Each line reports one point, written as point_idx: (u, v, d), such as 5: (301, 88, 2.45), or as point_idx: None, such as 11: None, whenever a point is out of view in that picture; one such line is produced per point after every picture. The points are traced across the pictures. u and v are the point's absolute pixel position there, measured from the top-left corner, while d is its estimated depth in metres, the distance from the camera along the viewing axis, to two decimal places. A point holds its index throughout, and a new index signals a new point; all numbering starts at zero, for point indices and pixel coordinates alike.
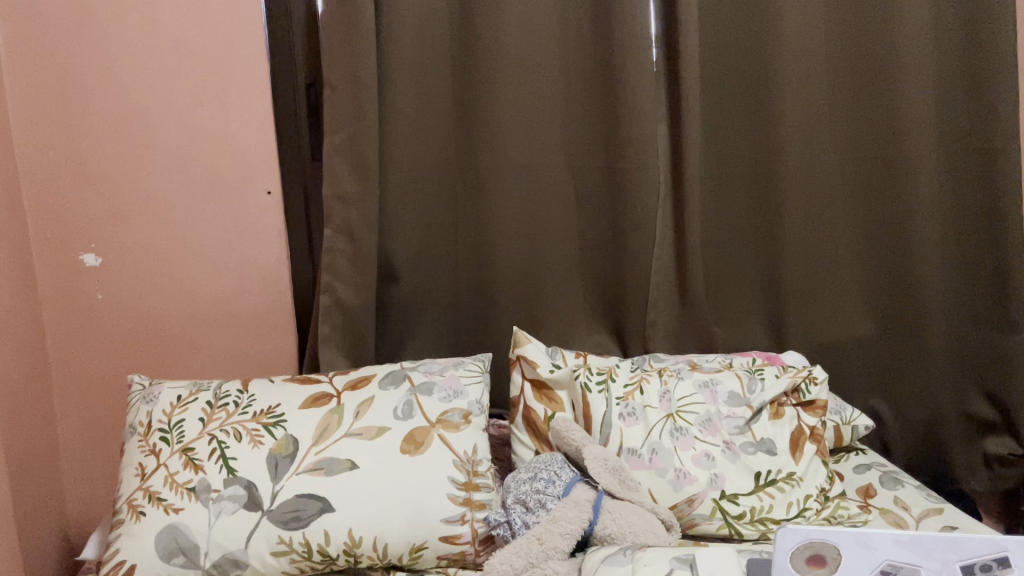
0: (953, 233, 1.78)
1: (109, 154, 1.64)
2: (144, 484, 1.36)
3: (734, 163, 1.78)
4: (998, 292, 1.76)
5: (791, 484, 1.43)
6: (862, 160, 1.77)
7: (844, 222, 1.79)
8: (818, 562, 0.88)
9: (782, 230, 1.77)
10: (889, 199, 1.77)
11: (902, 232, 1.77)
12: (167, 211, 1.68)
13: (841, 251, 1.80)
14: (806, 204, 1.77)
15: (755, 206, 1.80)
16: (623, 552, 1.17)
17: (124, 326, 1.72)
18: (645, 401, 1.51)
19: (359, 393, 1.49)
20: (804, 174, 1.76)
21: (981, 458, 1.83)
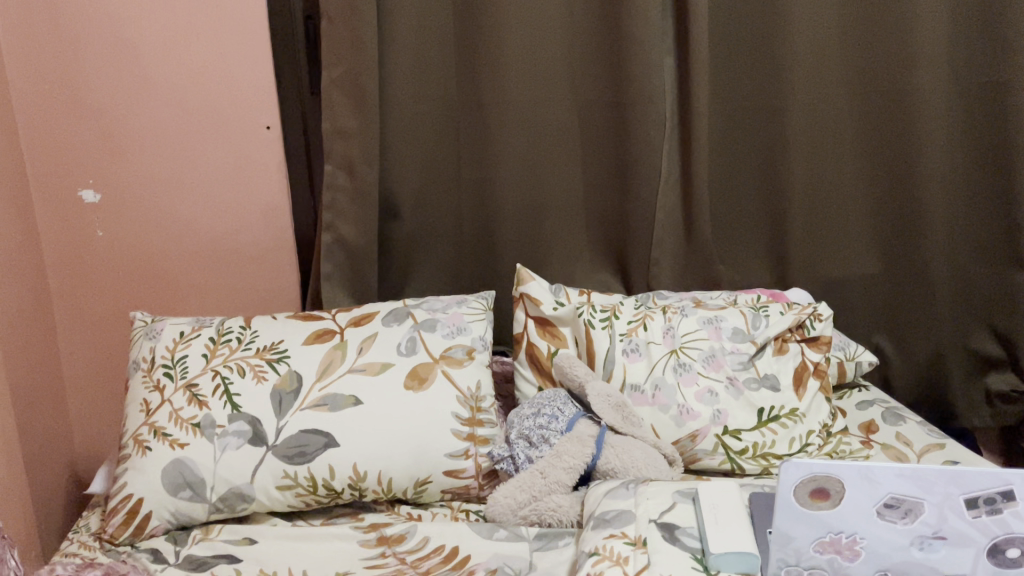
0: (962, 168, 1.74)
1: (105, 88, 1.61)
2: (149, 419, 1.36)
3: (741, 99, 1.75)
4: (1005, 228, 1.74)
5: (794, 419, 1.43)
6: (873, 93, 1.72)
7: (851, 158, 1.76)
8: (822, 495, 0.88)
9: (788, 167, 1.75)
10: (897, 134, 1.73)
11: (911, 167, 1.73)
12: (165, 146, 1.65)
13: (847, 187, 1.77)
14: (812, 140, 1.74)
15: (762, 142, 1.77)
16: (625, 486, 1.17)
17: (125, 263, 1.71)
18: (649, 337, 1.50)
19: (362, 329, 1.49)
20: (810, 108, 1.73)
21: (982, 394, 1.82)
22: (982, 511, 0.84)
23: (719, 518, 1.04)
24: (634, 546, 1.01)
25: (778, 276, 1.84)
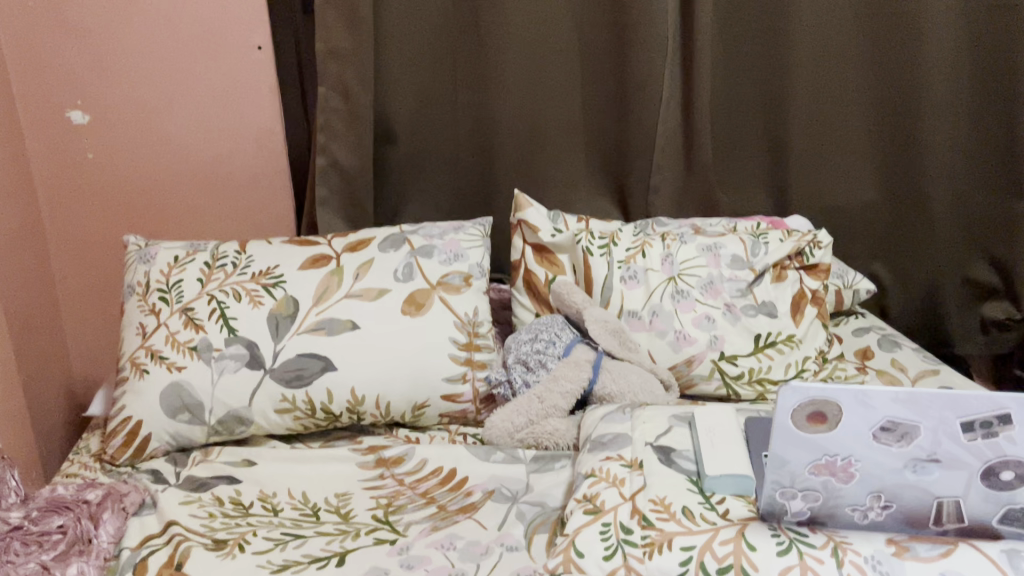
0: (969, 94, 1.69)
1: (89, 5, 1.55)
2: (146, 342, 1.36)
3: (746, 21, 1.69)
4: (1007, 155, 1.71)
5: (790, 345, 1.44)
6: (879, 13, 1.66)
7: (858, 81, 1.71)
8: (819, 419, 0.85)
9: (791, 91, 1.72)
10: (903, 57, 1.68)
11: (916, 92, 1.69)
12: (154, 66, 1.61)
13: (851, 112, 1.73)
14: (816, 62, 1.70)
15: (766, 65, 1.72)
16: (622, 410, 1.18)
17: (118, 185, 1.68)
18: (647, 264, 1.48)
19: (359, 255, 1.47)
20: (815, 30, 1.67)
21: (978, 322, 1.82)
22: (978, 435, 0.82)
23: (714, 441, 1.05)
24: (631, 468, 1.02)
25: (778, 204, 1.82)
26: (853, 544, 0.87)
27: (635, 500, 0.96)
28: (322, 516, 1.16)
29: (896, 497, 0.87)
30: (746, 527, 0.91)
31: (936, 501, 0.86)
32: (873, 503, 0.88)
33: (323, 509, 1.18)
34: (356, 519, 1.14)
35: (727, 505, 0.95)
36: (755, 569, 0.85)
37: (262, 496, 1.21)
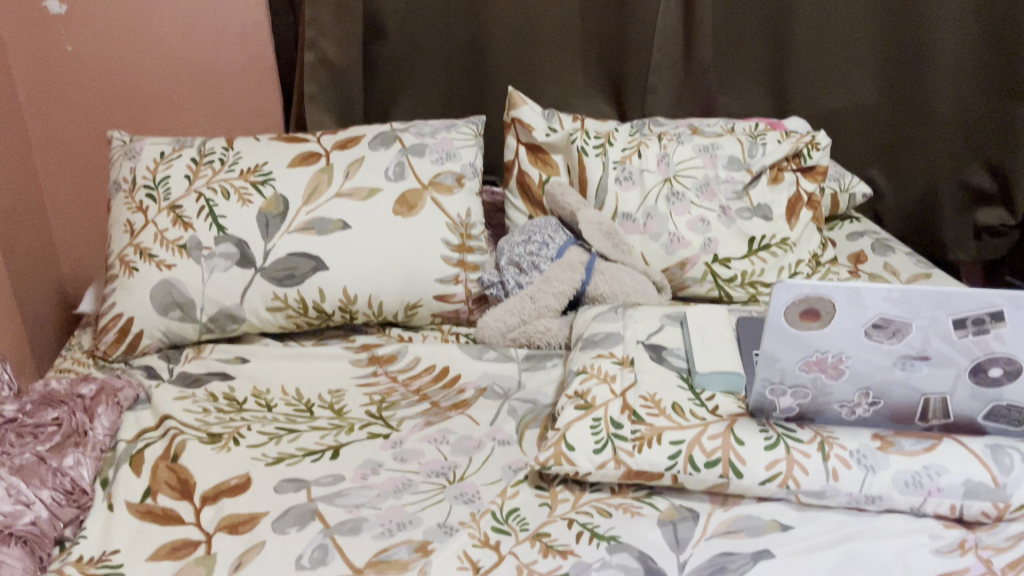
0: None
1: None
2: (134, 240, 1.34)
3: None
4: (1014, 57, 1.66)
5: (784, 249, 1.43)
6: None
7: None
8: (811, 316, 0.84)
9: None
10: None
11: None
12: None
13: (855, 10, 1.68)
14: None
15: None
16: (614, 310, 1.18)
17: (100, 80, 1.63)
18: (643, 166, 1.46)
19: (349, 153, 1.43)
20: None
21: (970, 229, 1.82)
22: (969, 332, 0.82)
23: (706, 340, 1.05)
24: (622, 366, 1.03)
25: (776, 105, 1.79)
26: (839, 439, 0.88)
27: (625, 397, 0.97)
28: (316, 411, 1.17)
29: (884, 394, 0.88)
30: (734, 422, 0.92)
31: (923, 398, 0.87)
32: (861, 400, 0.89)
33: (316, 405, 1.18)
34: (350, 415, 1.15)
35: (717, 402, 0.96)
36: (742, 463, 0.87)
37: (255, 392, 1.22)
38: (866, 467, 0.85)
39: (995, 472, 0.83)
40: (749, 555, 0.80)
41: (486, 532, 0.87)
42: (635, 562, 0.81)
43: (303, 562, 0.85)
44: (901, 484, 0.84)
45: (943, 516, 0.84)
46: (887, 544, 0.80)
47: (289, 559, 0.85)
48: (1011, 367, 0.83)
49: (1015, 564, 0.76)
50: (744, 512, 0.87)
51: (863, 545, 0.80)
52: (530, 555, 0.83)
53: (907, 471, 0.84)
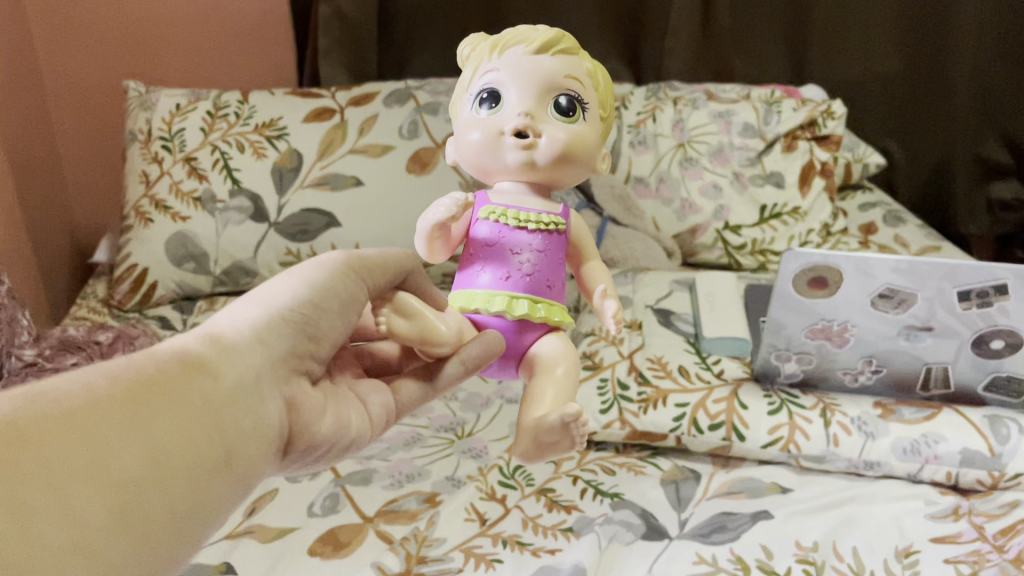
0: None
1: None
2: (149, 191, 1.34)
3: None
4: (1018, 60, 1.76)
5: (795, 217, 1.39)
6: None
7: None
8: (819, 284, 0.86)
9: None
10: None
11: None
12: None
13: None
14: None
15: None
16: (624, 275, 1.23)
17: (117, 0, 1.59)
18: (657, 130, 1.43)
19: (363, 110, 1.41)
20: None
21: (983, 202, 1.89)
22: (973, 304, 0.83)
23: (714, 303, 1.09)
24: (631, 329, 1.06)
25: (794, 71, 1.81)
26: (841, 406, 0.90)
27: (632, 359, 1.00)
28: None
29: (886, 363, 0.90)
30: (739, 387, 0.94)
31: (925, 368, 0.89)
32: (865, 368, 0.91)
33: None
34: None
35: (723, 367, 0.98)
36: (745, 427, 0.89)
37: None
38: (866, 433, 0.87)
39: (992, 441, 0.84)
40: (748, 515, 0.82)
41: (493, 487, 0.88)
42: (637, 518, 0.82)
43: (314, 509, 0.85)
44: (899, 452, 0.85)
45: (938, 483, 0.85)
46: (884, 508, 0.82)
47: (302, 504, 0.86)
48: (1013, 340, 0.84)
49: (1007, 531, 0.78)
50: (746, 473, 0.88)
51: (861, 507, 0.82)
52: (535, 509, 0.84)
53: (905, 439, 0.86)
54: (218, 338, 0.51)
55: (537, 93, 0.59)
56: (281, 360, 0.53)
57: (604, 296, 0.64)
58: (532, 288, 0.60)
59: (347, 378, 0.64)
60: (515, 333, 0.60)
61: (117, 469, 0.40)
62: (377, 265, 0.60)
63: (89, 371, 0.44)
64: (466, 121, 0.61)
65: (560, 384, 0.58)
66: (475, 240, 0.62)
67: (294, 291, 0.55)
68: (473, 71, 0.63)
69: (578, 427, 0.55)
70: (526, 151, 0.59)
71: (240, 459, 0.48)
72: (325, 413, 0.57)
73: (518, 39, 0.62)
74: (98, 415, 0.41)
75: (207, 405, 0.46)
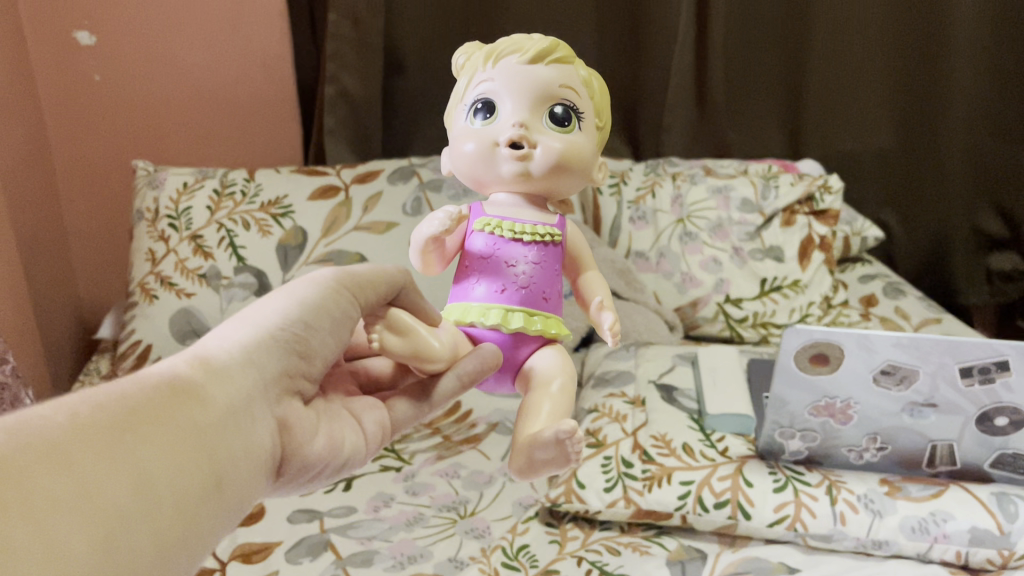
0: (987, 68, 1.73)
1: None
2: (155, 269, 1.35)
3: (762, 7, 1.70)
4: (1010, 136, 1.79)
5: (796, 290, 1.40)
6: (909, 13, 1.69)
7: (877, 58, 1.73)
8: (821, 361, 0.86)
9: (807, 66, 1.73)
10: (928, 33, 1.70)
11: (937, 72, 1.73)
12: (156, 9, 1.58)
13: (872, 72, 1.75)
14: (834, 34, 1.71)
15: (780, 29, 1.72)
16: (625, 349, 1.24)
17: (129, 82, 1.63)
18: (657, 205, 1.45)
19: (367, 187, 1.43)
20: (838, 17, 1.69)
21: (983, 272, 1.91)
22: (976, 380, 0.83)
23: (716, 380, 1.10)
24: (633, 405, 1.06)
25: (790, 146, 1.84)
26: (847, 484, 0.90)
27: (636, 436, 0.99)
28: None
29: (891, 440, 0.89)
30: (744, 463, 0.94)
31: (930, 445, 0.89)
32: (869, 445, 0.90)
33: None
34: None
35: (727, 444, 0.98)
36: (750, 504, 0.88)
37: None
38: (873, 511, 0.86)
39: (1000, 520, 0.84)
40: None
41: (496, 567, 0.85)
42: None
43: None
44: (907, 530, 0.84)
45: (949, 563, 0.84)
46: None
47: None
48: (1017, 416, 0.84)
49: None
50: (753, 553, 0.87)
51: None
52: None
53: (913, 517, 0.85)
54: (205, 363, 0.53)
55: (530, 106, 0.64)
56: (266, 384, 0.56)
57: (601, 307, 0.68)
58: (525, 301, 0.65)
59: (341, 395, 0.69)
60: (512, 346, 0.65)
61: (107, 499, 0.41)
62: (368, 284, 0.63)
63: (71, 400, 0.45)
64: (461, 131, 0.66)
65: (559, 406, 0.62)
66: (471, 252, 0.67)
67: (284, 313, 0.59)
68: (468, 79, 0.68)
69: (573, 453, 0.59)
70: (521, 163, 0.64)
71: (229, 480, 0.50)
72: (318, 432, 0.62)
73: (512, 49, 0.66)
74: (92, 441, 0.42)
75: (194, 429, 0.49)
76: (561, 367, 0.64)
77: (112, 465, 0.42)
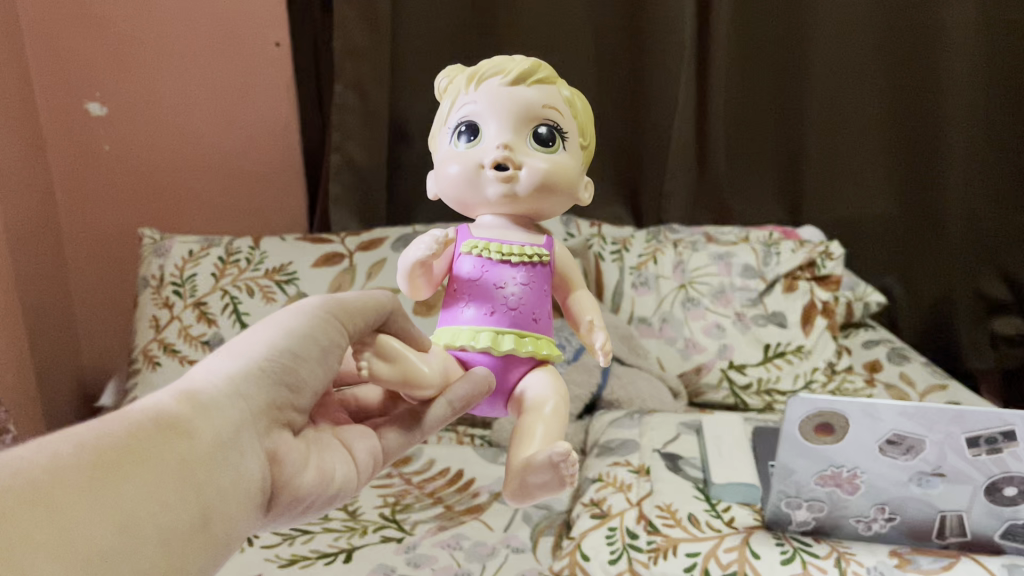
0: (981, 137, 1.77)
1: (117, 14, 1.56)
2: (159, 335, 1.34)
3: (760, 81, 1.75)
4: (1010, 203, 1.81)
5: (799, 356, 1.39)
6: (902, 85, 1.73)
7: (874, 129, 1.77)
8: (826, 430, 0.85)
9: (804, 138, 1.77)
10: (923, 104, 1.74)
11: (934, 141, 1.76)
12: (166, 80, 1.62)
13: (869, 143, 1.78)
14: (829, 107, 1.75)
15: (776, 102, 1.76)
16: (629, 416, 1.23)
17: (139, 152, 1.66)
18: (658, 271, 1.46)
19: (371, 254, 1.44)
20: (833, 90, 1.73)
21: (988, 337, 1.90)
22: (983, 450, 0.82)
23: (722, 448, 1.09)
24: (638, 474, 1.05)
25: (790, 212, 1.85)
26: (857, 556, 0.88)
27: (641, 506, 0.98)
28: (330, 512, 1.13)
29: (900, 510, 0.88)
30: (750, 535, 0.92)
31: (939, 515, 0.87)
32: (877, 515, 0.89)
33: None
34: (364, 517, 1.11)
35: (733, 513, 0.97)
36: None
37: None
38: None
39: None
40: None
41: None
42: None
43: None
44: None
45: None
46: None
47: None
48: None
49: None
50: None
51: None
52: None
53: None
54: (192, 397, 0.53)
55: (514, 126, 0.66)
56: (256, 417, 0.56)
57: (591, 328, 0.71)
58: (515, 322, 0.66)
59: (330, 425, 0.68)
60: (502, 367, 0.66)
61: (86, 543, 0.41)
62: (357, 311, 0.63)
63: (53, 439, 0.45)
64: (447, 153, 0.68)
65: (551, 428, 0.63)
66: (459, 276, 0.68)
67: (272, 343, 0.59)
68: (451, 102, 0.70)
69: (567, 467, 0.60)
70: (507, 184, 0.66)
71: (215, 516, 0.50)
72: (309, 464, 0.61)
73: (494, 71, 0.68)
74: (72, 480, 0.42)
75: (179, 465, 0.49)
76: (553, 389, 0.65)
77: (91, 504, 0.42)
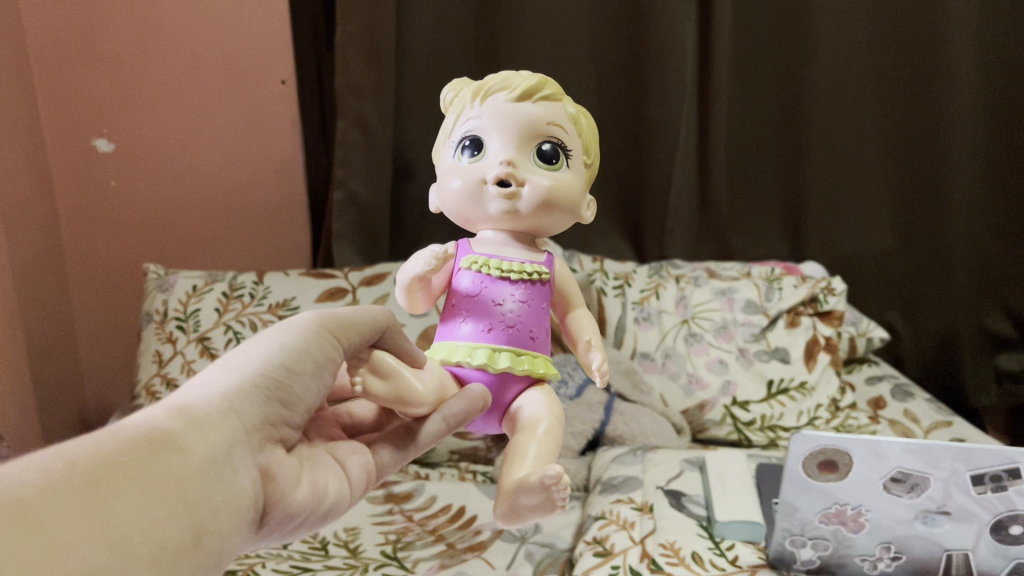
0: (980, 173, 1.79)
1: (125, 53, 1.59)
2: (161, 370, 1.34)
3: (761, 119, 1.77)
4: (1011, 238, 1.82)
5: (803, 392, 1.38)
6: (901, 123, 1.76)
7: (874, 166, 1.78)
8: (829, 467, 0.85)
9: (806, 176, 1.78)
10: (922, 141, 1.76)
11: (934, 177, 1.77)
12: (172, 117, 1.64)
13: (871, 180, 1.79)
14: (831, 145, 1.76)
15: (776, 141, 1.78)
16: (632, 452, 1.21)
17: (144, 188, 1.68)
18: (661, 306, 1.47)
19: (374, 289, 1.45)
20: (834, 128, 1.75)
21: (992, 373, 1.90)
22: (988, 488, 0.81)
23: (725, 486, 1.09)
24: (640, 511, 1.02)
25: (793, 250, 1.85)
26: None
27: (644, 544, 0.96)
28: (331, 549, 1.12)
29: (905, 549, 0.87)
30: None
31: (945, 553, 0.86)
32: (883, 554, 0.88)
33: (331, 542, 1.14)
34: (365, 554, 1.10)
35: (737, 551, 0.96)
36: None
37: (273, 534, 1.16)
38: None
39: None
40: None
41: None
42: None
43: None
44: None
45: None
46: None
47: None
48: None
49: None
50: None
51: None
52: None
53: None
54: (185, 412, 0.53)
55: (518, 142, 0.67)
56: (249, 433, 0.56)
57: (588, 347, 0.71)
58: (511, 340, 0.67)
59: (325, 441, 0.69)
60: (497, 384, 0.67)
61: (79, 561, 0.41)
62: (351, 326, 0.62)
63: (44, 457, 0.45)
64: (450, 166, 0.69)
65: (545, 451, 0.63)
66: (458, 291, 0.69)
67: (267, 358, 0.58)
68: (456, 116, 0.71)
69: (561, 490, 0.59)
70: (509, 202, 0.66)
71: (208, 533, 0.50)
72: (302, 480, 0.61)
73: (499, 86, 0.69)
74: (62, 499, 0.42)
75: (171, 482, 0.49)
76: (547, 410, 0.66)
77: (83, 523, 0.42)
